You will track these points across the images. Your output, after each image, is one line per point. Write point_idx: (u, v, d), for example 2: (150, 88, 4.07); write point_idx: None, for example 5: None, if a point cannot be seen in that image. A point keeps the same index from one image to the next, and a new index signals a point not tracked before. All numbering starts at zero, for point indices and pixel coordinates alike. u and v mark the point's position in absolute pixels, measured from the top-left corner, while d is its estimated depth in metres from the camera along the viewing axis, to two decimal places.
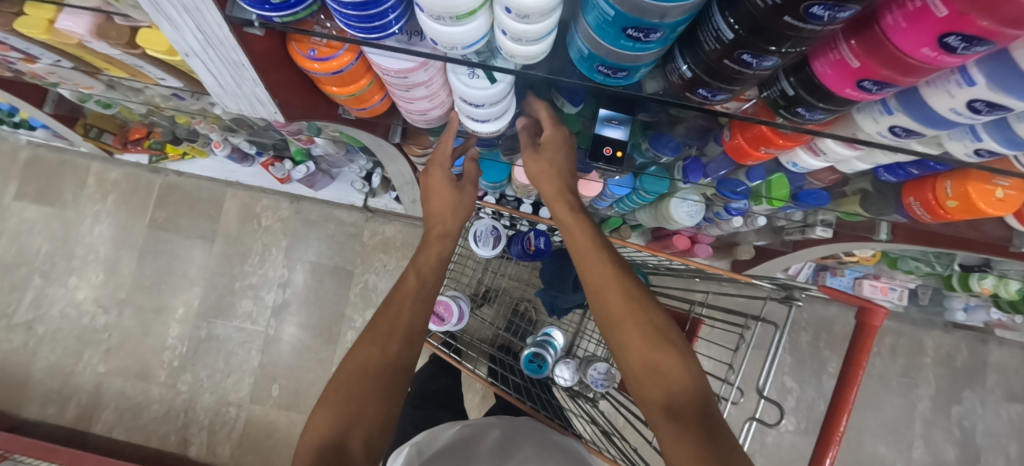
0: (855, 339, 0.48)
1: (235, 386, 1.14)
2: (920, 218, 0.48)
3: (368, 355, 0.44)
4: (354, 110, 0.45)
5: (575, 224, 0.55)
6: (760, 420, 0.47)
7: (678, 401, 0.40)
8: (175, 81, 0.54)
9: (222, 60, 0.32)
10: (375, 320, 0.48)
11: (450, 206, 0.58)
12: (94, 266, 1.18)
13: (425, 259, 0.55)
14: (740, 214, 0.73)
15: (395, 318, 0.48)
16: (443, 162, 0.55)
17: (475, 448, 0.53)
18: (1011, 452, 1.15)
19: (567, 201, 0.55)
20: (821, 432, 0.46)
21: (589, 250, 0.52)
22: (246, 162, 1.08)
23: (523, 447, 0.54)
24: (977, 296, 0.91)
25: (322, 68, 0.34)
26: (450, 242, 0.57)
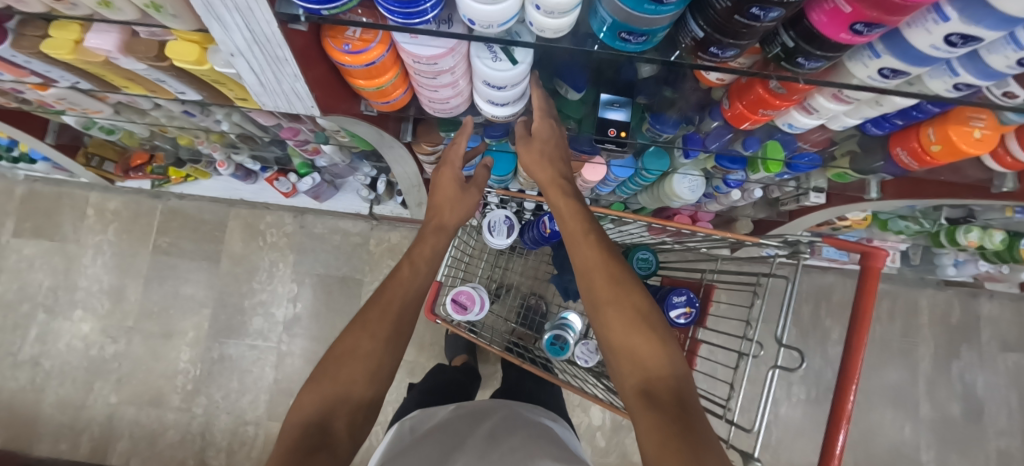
0: (860, 284, 0.51)
1: (251, 405, 1.13)
2: (908, 167, 0.53)
3: (360, 339, 0.46)
4: (377, 103, 0.47)
5: (567, 209, 0.56)
6: (784, 367, 0.49)
7: (654, 385, 0.41)
8: (195, 94, 0.57)
9: (266, 56, 0.34)
10: (367, 306, 0.50)
11: (452, 202, 0.63)
12: (100, 296, 1.17)
13: (421, 253, 0.58)
14: (738, 185, 0.76)
15: (387, 306, 0.50)
16: (454, 163, 0.61)
17: (467, 425, 0.56)
18: (1013, 402, 1.20)
19: (560, 187, 0.57)
20: (836, 393, 0.49)
21: (580, 234, 0.52)
22: (250, 179, 1.09)
23: (516, 428, 0.55)
24: (964, 249, 0.96)
25: (354, 60, 0.36)
26: (444, 236, 0.62)
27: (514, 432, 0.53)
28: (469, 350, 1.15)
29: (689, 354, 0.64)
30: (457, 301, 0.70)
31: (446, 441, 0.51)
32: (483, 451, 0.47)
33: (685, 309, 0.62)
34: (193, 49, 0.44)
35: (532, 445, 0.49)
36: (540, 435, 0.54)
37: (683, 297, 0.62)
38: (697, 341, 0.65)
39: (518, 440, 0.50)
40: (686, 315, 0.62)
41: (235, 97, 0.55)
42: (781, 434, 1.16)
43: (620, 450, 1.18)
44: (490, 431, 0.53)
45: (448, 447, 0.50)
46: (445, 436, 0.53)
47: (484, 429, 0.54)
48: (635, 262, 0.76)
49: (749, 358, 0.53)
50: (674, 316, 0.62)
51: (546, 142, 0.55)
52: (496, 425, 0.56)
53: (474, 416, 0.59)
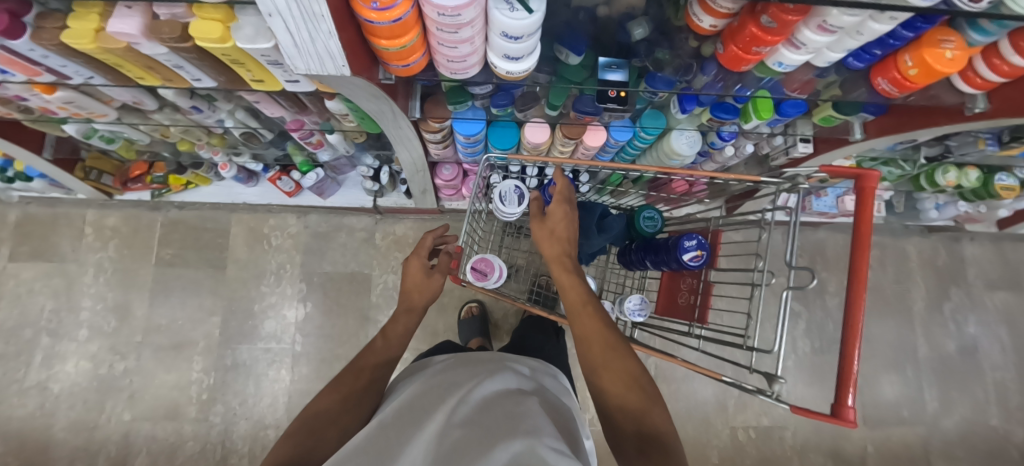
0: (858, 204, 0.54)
1: (270, 408, 1.12)
2: (890, 96, 0.57)
3: (332, 401, 0.49)
4: (397, 66, 0.50)
5: (568, 284, 0.53)
6: (796, 286, 0.53)
7: (649, 442, 0.39)
8: (210, 80, 0.60)
9: (303, 14, 0.36)
10: (342, 373, 0.53)
11: (424, 290, 0.64)
12: (105, 314, 1.15)
13: (394, 327, 0.61)
14: (733, 138, 0.80)
15: (360, 371, 0.54)
16: (421, 253, 0.68)
17: (457, 374, 0.55)
18: (1003, 336, 1.26)
19: (564, 264, 0.54)
20: (845, 335, 0.51)
21: (579, 303, 0.50)
22: (251, 181, 1.10)
23: (513, 388, 0.51)
24: (944, 190, 1.02)
25: (380, 17, 0.39)
26: (415, 316, 0.63)
27: (508, 391, 0.49)
28: (484, 334, 1.17)
29: (705, 295, 0.68)
30: (477, 269, 0.73)
31: (436, 393, 0.50)
32: (463, 400, 0.45)
33: (697, 252, 0.65)
34: (217, 27, 0.46)
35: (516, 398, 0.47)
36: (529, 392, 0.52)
37: (693, 242, 0.66)
38: (712, 282, 0.68)
39: (502, 393, 0.48)
40: (699, 257, 0.66)
41: (251, 78, 0.58)
42: (793, 387, 1.19)
43: None
44: (477, 378, 0.52)
45: (434, 400, 0.48)
46: (438, 390, 0.51)
47: (471, 377, 0.53)
48: (642, 221, 0.78)
49: (763, 286, 0.57)
50: (687, 260, 0.66)
51: (560, 224, 0.57)
52: (485, 372, 0.54)
53: (470, 369, 0.56)
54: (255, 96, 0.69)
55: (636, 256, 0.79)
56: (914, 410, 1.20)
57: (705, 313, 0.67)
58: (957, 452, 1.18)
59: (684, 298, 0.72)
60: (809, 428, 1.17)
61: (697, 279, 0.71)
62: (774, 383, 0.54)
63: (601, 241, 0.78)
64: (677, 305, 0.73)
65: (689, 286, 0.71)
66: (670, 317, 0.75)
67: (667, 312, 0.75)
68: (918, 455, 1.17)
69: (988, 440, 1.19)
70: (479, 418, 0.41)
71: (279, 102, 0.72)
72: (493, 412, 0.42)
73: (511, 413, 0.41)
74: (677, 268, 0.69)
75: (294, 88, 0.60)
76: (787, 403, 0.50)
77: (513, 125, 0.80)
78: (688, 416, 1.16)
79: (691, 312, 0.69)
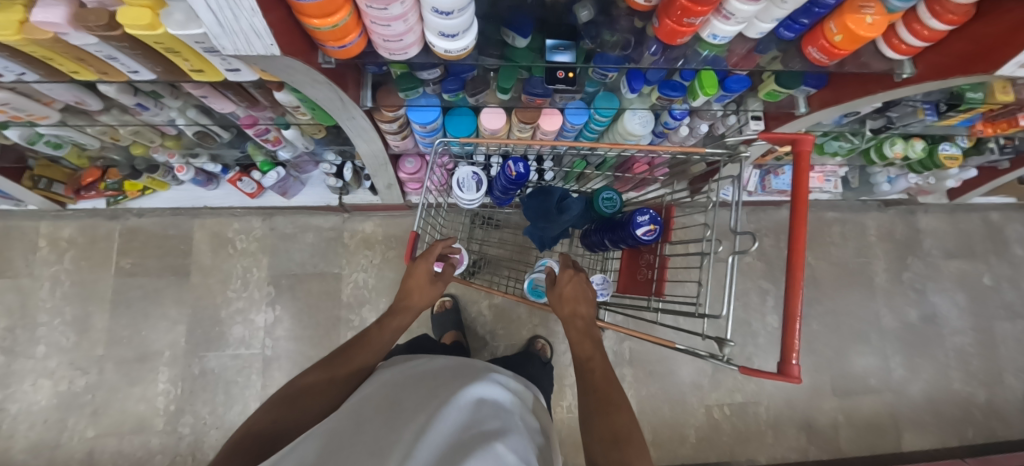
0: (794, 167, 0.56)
1: (241, 416, 1.10)
2: (821, 64, 0.60)
3: (320, 380, 0.50)
4: (332, 48, 0.50)
5: (578, 338, 0.58)
6: (740, 251, 0.54)
7: None
8: (148, 73, 0.59)
9: None
10: (333, 358, 0.54)
11: (426, 296, 0.65)
12: (63, 329, 1.11)
13: (390, 322, 0.61)
14: (684, 117, 0.82)
15: (352, 360, 0.54)
16: (429, 257, 0.66)
17: (445, 375, 0.51)
18: (962, 302, 1.30)
19: (579, 321, 0.60)
20: (788, 286, 0.52)
21: (585, 359, 0.55)
22: (211, 183, 1.08)
23: (501, 406, 0.46)
24: (894, 162, 1.07)
25: None
26: (411, 315, 0.63)
27: (495, 409, 0.44)
28: (458, 327, 1.17)
29: (661, 269, 0.70)
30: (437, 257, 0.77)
31: (420, 391, 0.47)
32: (448, 402, 0.41)
33: (650, 227, 0.66)
34: (145, 13, 0.45)
35: (504, 417, 0.43)
36: (517, 411, 0.48)
37: (646, 217, 0.67)
38: (666, 255, 0.70)
39: (490, 406, 0.44)
40: (652, 232, 0.67)
41: (191, 68, 0.57)
42: (765, 363, 1.22)
43: None
44: (465, 382, 0.48)
45: (415, 400, 0.45)
46: (424, 389, 0.47)
47: (460, 381, 0.49)
48: (601, 202, 0.80)
49: (711, 254, 0.58)
50: (641, 234, 0.67)
51: (568, 285, 0.63)
52: (475, 377, 0.50)
53: (461, 373, 0.52)
54: (201, 90, 0.67)
55: (597, 236, 0.81)
56: (881, 378, 1.23)
57: (661, 286, 0.69)
58: (923, 417, 1.22)
59: (643, 273, 0.74)
60: (781, 402, 1.20)
61: (654, 254, 0.73)
62: (724, 347, 0.55)
63: (562, 222, 0.80)
64: (637, 281, 0.75)
65: (647, 262, 0.73)
66: (631, 293, 0.77)
67: (628, 289, 0.77)
68: (887, 422, 1.21)
69: (951, 403, 1.23)
70: (461, 432, 0.37)
71: (229, 97, 0.71)
72: (477, 427, 0.38)
73: (495, 436, 0.37)
74: (634, 244, 0.70)
75: (236, 77, 0.60)
76: (734, 365, 0.51)
77: (469, 113, 0.81)
78: (663, 397, 1.18)
79: (649, 286, 0.71)
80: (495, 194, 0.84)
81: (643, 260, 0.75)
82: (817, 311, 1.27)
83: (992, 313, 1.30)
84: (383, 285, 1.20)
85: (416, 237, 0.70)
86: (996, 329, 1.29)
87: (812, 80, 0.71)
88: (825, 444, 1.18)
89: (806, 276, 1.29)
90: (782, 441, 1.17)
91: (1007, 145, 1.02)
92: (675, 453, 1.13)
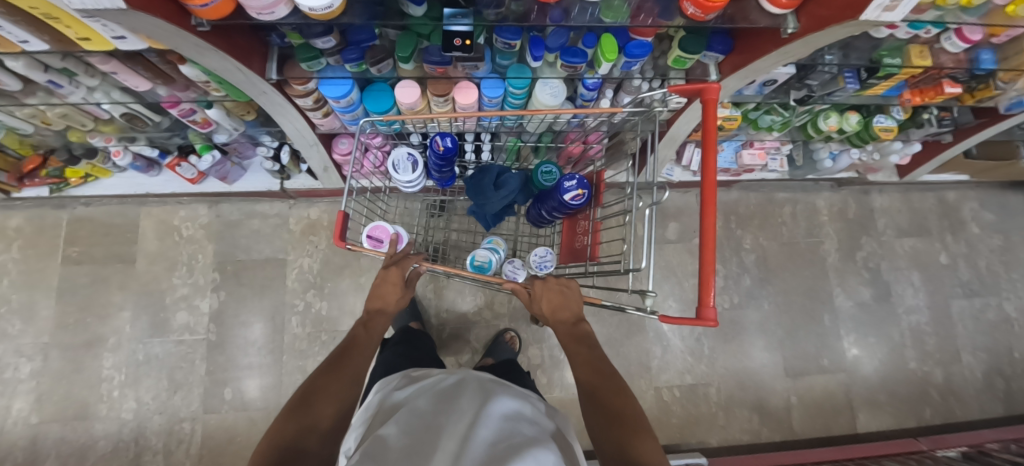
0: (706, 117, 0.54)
1: (184, 402, 1.10)
2: (700, 20, 0.59)
3: (329, 383, 0.50)
4: (196, 7, 0.49)
5: (571, 336, 0.55)
6: (655, 202, 0.58)
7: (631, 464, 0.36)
8: (39, 43, 0.59)
9: None
10: (330, 363, 0.54)
11: (399, 297, 0.70)
12: (9, 316, 1.12)
13: (374, 325, 0.64)
14: (598, 89, 0.82)
15: (349, 363, 0.55)
16: (400, 265, 0.71)
17: (457, 395, 0.49)
18: (917, 281, 1.28)
19: (566, 318, 0.57)
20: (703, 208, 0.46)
21: (581, 346, 0.53)
22: (152, 170, 1.10)
23: (520, 413, 0.46)
24: (833, 137, 1.07)
25: None
26: (385, 317, 0.67)
27: (517, 418, 0.44)
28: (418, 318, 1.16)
29: (594, 233, 0.71)
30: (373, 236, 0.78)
31: (436, 415, 0.45)
32: (476, 421, 0.40)
33: (577, 191, 0.67)
34: None
35: (531, 430, 0.42)
36: (534, 418, 0.48)
37: (573, 182, 0.67)
38: (598, 220, 0.71)
39: (512, 419, 0.44)
40: (580, 196, 0.67)
41: (76, 36, 0.57)
42: (715, 346, 1.21)
43: (562, 384, 1.19)
44: (482, 398, 0.47)
45: (437, 423, 0.43)
46: (440, 412, 0.45)
47: (475, 399, 0.48)
48: (540, 175, 0.78)
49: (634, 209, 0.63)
50: (569, 200, 0.67)
51: (548, 294, 0.59)
52: (488, 392, 0.49)
53: (472, 389, 0.51)
54: (109, 66, 0.67)
55: (536, 209, 0.81)
56: (834, 359, 1.21)
57: (595, 250, 0.71)
58: (879, 397, 1.20)
59: (580, 240, 0.75)
60: (732, 383, 1.18)
61: (588, 220, 0.74)
62: (647, 299, 0.55)
63: (498, 197, 0.79)
64: (575, 248, 0.76)
65: (583, 229, 0.74)
66: (571, 262, 0.78)
67: (568, 257, 0.78)
68: (840, 402, 1.19)
69: (907, 383, 1.21)
70: (491, 447, 0.36)
71: (142, 74, 0.72)
72: (507, 439, 0.38)
73: (526, 446, 0.37)
74: (565, 210, 0.70)
75: (126, 46, 0.60)
76: (653, 314, 0.51)
77: (387, 88, 0.81)
78: None
79: (584, 252, 0.73)
80: (433, 176, 0.87)
81: (580, 227, 0.76)
82: (768, 292, 1.26)
83: (949, 291, 1.28)
84: (329, 270, 1.22)
85: (346, 216, 0.67)
86: (953, 308, 1.27)
87: (717, 45, 0.72)
88: (777, 425, 1.16)
89: (756, 256, 1.28)
90: (732, 423, 1.15)
91: (943, 117, 1.02)
92: None
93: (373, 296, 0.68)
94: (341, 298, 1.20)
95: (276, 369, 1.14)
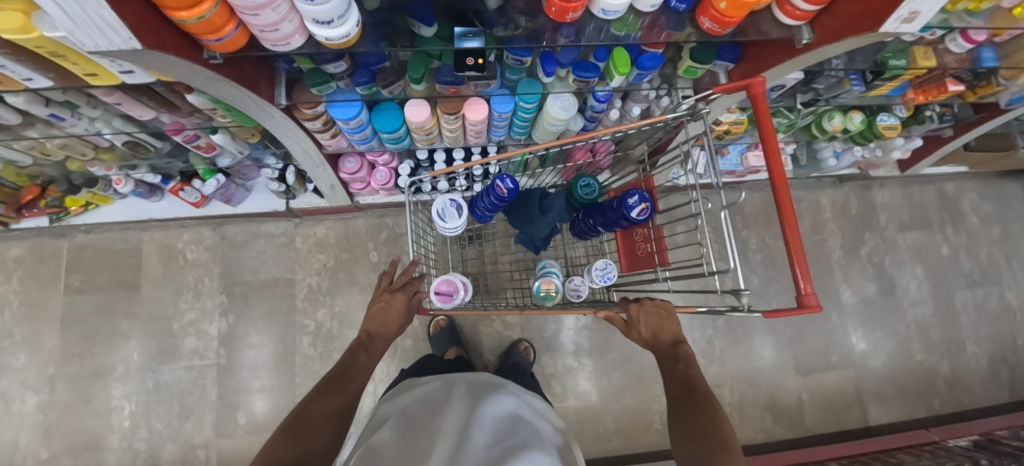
0: (756, 115, 0.48)
1: (197, 428, 1.09)
2: (716, 34, 0.59)
3: (330, 403, 0.49)
4: (212, 42, 0.49)
5: (669, 351, 0.51)
6: (729, 207, 0.47)
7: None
8: (44, 80, 0.57)
9: None
10: (329, 379, 0.52)
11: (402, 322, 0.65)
12: (13, 349, 1.09)
13: (376, 346, 0.60)
14: (608, 101, 0.82)
15: (349, 382, 0.52)
16: (408, 290, 0.67)
17: (447, 403, 0.61)
18: (920, 273, 1.30)
19: (669, 334, 0.52)
20: (776, 202, 0.43)
21: (669, 354, 0.51)
22: (154, 195, 1.08)
23: (500, 410, 0.59)
24: (838, 138, 1.09)
25: None
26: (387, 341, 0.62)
27: (499, 416, 0.57)
28: (458, 342, 1.16)
29: (659, 240, 0.69)
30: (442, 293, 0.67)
31: (428, 424, 0.55)
32: (471, 424, 0.53)
33: (642, 206, 0.65)
34: (16, 17, 0.41)
35: (519, 429, 0.55)
36: (514, 411, 0.61)
37: (636, 197, 0.65)
38: (659, 227, 0.70)
39: (497, 419, 0.56)
40: (644, 211, 0.65)
41: (83, 72, 0.55)
42: (726, 347, 1.22)
43: (577, 392, 1.19)
44: (471, 404, 0.59)
45: (433, 430, 0.54)
46: (432, 418, 0.57)
47: (464, 404, 0.60)
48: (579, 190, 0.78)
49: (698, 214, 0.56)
50: (635, 216, 0.65)
51: (646, 319, 0.53)
52: (475, 399, 0.61)
53: (459, 398, 0.62)
54: (113, 97, 0.65)
55: (586, 222, 0.79)
56: (842, 354, 1.23)
57: (663, 257, 0.68)
58: (887, 390, 1.21)
59: (642, 248, 0.73)
60: (744, 383, 1.19)
61: (647, 227, 0.73)
62: (743, 296, 0.48)
63: (547, 222, 0.76)
64: (637, 256, 0.75)
65: (643, 236, 0.73)
66: (636, 270, 0.76)
67: (631, 267, 0.76)
68: (851, 397, 1.20)
69: (915, 375, 1.23)
70: (485, 448, 0.49)
71: (145, 102, 0.70)
72: (496, 441, 0.50)
73: (509, 444, 0.50)
74: (629, 225, 0.68)
75: (133, 80, 0.58)
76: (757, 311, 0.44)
77: (396, 107, 0.81)
78: (624, 384, 1.21)
79: (651, 259, 0.71)
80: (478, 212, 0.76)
81: (638, 235, 0.75)
82: (775, 290, 1.27)
83: (951, 282, 1.30)
84: (338, 288, 1.20)
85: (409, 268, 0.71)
86: (956, 298, 1.29)
87: (727, 54, 0.72)
88: (790, 422, 1.17)
89: (763, 255, 1.29)
90: (746, 423, 1.16)
91: (945, 113, 1.02)
92: (639, 440, 1.17)
93: (372, 319, 0.63)
94: (351, 316, 1.19)
95: (289, 391, 1.13)
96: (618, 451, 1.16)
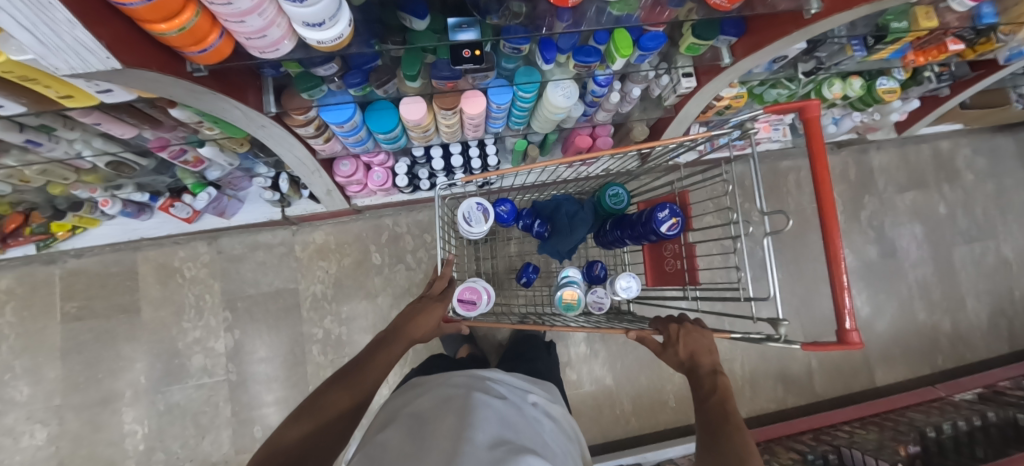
0: (807, 138, 0.47)
1: (214, 445, 1.09)
2: (723, 8, 0.57)
3: (343, 393, 0.48)
4: (196, 53, 0.45)
5: (705, 379, 0.50)
6: (773, 231, 0.47)
7: None
8: (16, 107, 0.53)
9: (27, 5, 0.29)
10: (347, 370, 0.52)
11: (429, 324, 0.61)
12: (14, 383, 1.06)
13: (395, 346, 0.56)
14: (609, 84, 0.79)
15: (367, 375, 0.51)
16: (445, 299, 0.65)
17: (448, 399, 0.60)
18: (919, 233, 1.32)
19: (710, 362, 0.52)
20: (821, 219, 0.45)
21: (703, 381, 0.50)
22: (144, 213, 1.03)
23: (501, 416, 0.57)
24: (836, 105, 1.08)
25: None
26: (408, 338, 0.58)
27: (500, 422, 0.56)
28: (470, 340, 1.15)
29: (690, 258, 0.70)
30: (464, 300, 0.64)
31: (430, 418, 0.54)
32: (473, 423, 0.52)
33: (672, 221, 0.64)
34: None
35: (521, 435, 0.54)
36: (513, 415, 0.59)
37: (666, 211, 0.64)
38: (691, 244, 0.70)
39: (498, 422, 0.55)
40: (675, 225, 0.65)
41: (57, 94, 0.52)
42: (732, 321, 1.24)
43: (592, 378, 1.21)
44: (473, 403, 0.58)
45: (434, 424, 0.52)
46: (433, 413, 0.55)
47: (466, 401, 0.59)
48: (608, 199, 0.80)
49: (731, 230, 0.55)
50: (665, 230, 0.65)
51: (685, 343, 0.53)
52: (476, 399, 0.59)
53: (462, 394, 0.61)
54: (91, 118, 0.61)
55: (614, 233, 0.80)
56: None
57: (694, 275, 0.70)
58: (893, 351, 1.24)
59: (671, 264, 0.75)
60: (755, 356, 1.21)
61: (678, 243, 0.74)
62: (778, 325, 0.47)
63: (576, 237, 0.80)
64: (665, 272, 0.76)
65: (673, 252, 0.74)
66: (661, 286, 0.78)
67: (658, 282, 0.78)
68: (859, 362, 1.23)
69: (918, 334, 1.26)
70: (489, 447, 0.48)
71: (128, 121, 0.66)
72: (498, 444, 0.49)
73: (510, 448, 0.48)
74: (657, 240, 0.68)
75: (111, 99, 0.54)
76: (798, 343, 0.44)
77: (390, 106, 0.78)
78: (638, 367, 1.22)
79: (681, 276, 0.72)
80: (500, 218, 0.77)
81: (667, 251, 0.76)
82: (780, 261, 1.28)
83: (950, 240, 1.32)
84: (343, 294, 1.19)
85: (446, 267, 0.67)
86: (955, 256, 1.31)
87: (730, 28, 0.70)
88: (800, 391, 1.20)
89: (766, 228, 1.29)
90: (759, 394, 1.19)
91: (943, 72, 1.01)
92: (655, 419, 1.19)
93: (404, 315, 0.61)
94: (359, 320, 1.18)
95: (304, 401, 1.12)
96: (636, 432, 1.18)
